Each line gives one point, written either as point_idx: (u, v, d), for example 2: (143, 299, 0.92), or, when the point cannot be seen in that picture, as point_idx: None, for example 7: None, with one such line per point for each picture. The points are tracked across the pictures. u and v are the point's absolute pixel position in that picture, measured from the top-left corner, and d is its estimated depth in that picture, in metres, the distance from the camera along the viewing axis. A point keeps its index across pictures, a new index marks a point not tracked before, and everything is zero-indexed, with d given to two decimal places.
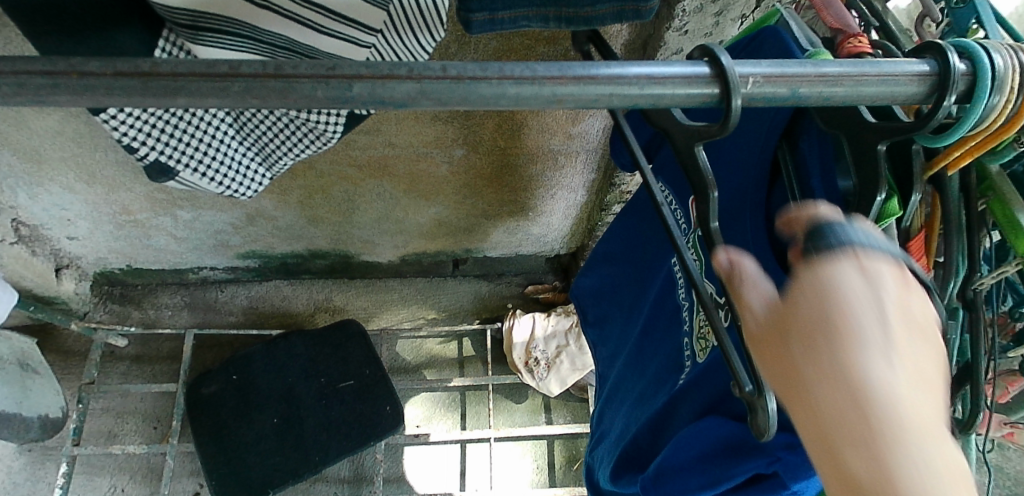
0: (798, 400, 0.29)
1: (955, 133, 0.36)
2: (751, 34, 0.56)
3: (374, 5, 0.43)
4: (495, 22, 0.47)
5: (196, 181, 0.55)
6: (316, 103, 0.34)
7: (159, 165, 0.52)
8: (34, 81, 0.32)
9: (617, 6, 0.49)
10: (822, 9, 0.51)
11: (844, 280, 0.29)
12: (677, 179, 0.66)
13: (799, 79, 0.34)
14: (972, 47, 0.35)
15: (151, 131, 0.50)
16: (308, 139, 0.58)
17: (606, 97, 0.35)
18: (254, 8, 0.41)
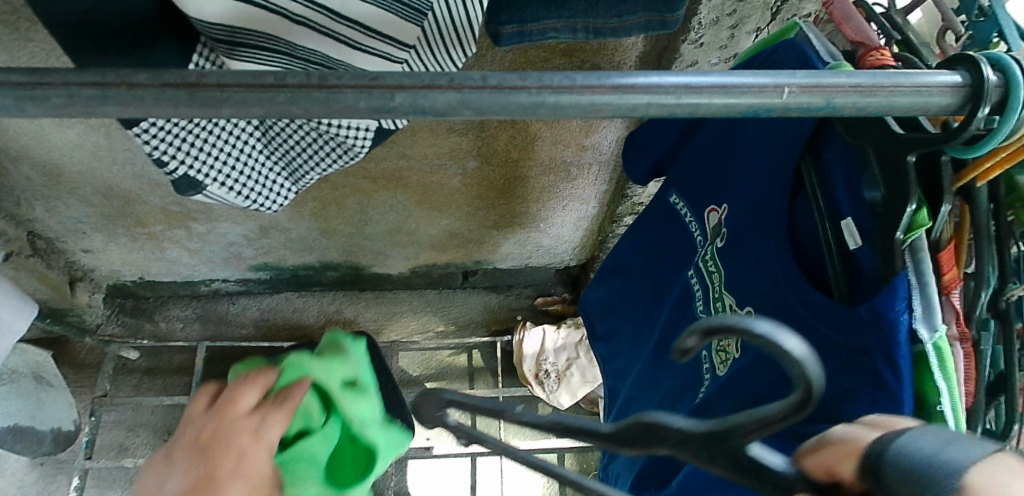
0: None
1: (986, 144, 0.36)
2: (771, 47, 0.57)
3: (410, 19, 0.44)
4: (523, 34, 0.49)
5: (223, 195, 0.55)
6: (358, 113, 0.34)
7: (187, 180, 0.52)
8: (84, 93, 0.32)
9: (644, 17, 0.50)
10: (842, 22, 0.51)
11: None
12: (692, 190, 0.66)
13: (833, 89, 0.34)
14: (1003, 59, 0.35)
15: (182, 145, 0.50)
16: (336, 153, 0.58)
17: (643, 107, 0.35)
18: (290, 24, 0.41)
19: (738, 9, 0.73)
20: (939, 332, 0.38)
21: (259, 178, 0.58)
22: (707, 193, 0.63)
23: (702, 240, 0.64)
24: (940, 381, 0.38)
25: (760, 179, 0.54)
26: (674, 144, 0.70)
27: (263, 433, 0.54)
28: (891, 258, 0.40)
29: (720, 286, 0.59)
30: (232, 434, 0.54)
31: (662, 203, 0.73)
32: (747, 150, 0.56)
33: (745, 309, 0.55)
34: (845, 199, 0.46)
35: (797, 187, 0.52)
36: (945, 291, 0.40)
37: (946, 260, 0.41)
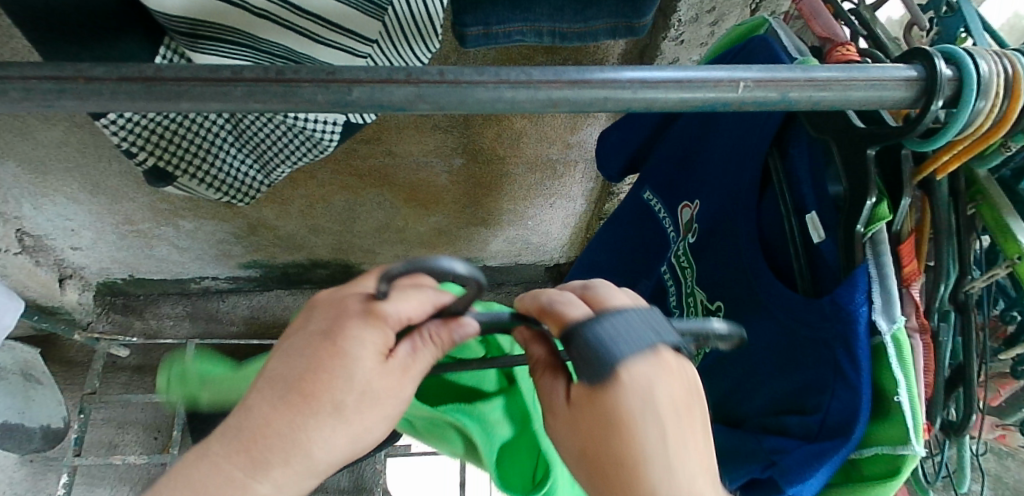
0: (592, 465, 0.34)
1: (941, 138, 0.36)
2: (741, 44, 0.58)
3: (371, 15, 0.45)
4: (488, 36, 0.50)
5: (195, 186, 0.57)
6: (317, 107, 0.35)
7: (158, 171, 0.53)
8: (42, 87, 0.33)
9: (612, 23, 0.52)
10: (810, 18, 0.52)
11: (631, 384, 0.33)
12: (665, 186, 0.67)
13: (788, 84, 0.35)
14: (957, 53, 0.35)
15: (151, 136, 0.51)
16: (305, 148, 0.58)
17: (600, 101, 0.35)
18: (253, 17, 0.42)
19: (716, 6, 0.74)
20: (897, 324, 0.38)
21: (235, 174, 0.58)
22: (680, 189, 0.64)
23: (675, 236, 0.65)
24: (897, 372, 0.38)
25: (728, 175, 0.54)
26: (646, 138, 0.70)
27: (377, 308, 0.35)
28: (852, 251, 0.40)
29: (692, 282, 0.60)
30: (345, 306, 0.36)
31: (634, 199, 0.73)
32: (716, 145, 0.57)
33: (714, 304, 0.56)
34: (809, 194, 0.46)
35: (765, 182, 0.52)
36: (904, 283, 0.40)
37: (906, 253, 0.41)
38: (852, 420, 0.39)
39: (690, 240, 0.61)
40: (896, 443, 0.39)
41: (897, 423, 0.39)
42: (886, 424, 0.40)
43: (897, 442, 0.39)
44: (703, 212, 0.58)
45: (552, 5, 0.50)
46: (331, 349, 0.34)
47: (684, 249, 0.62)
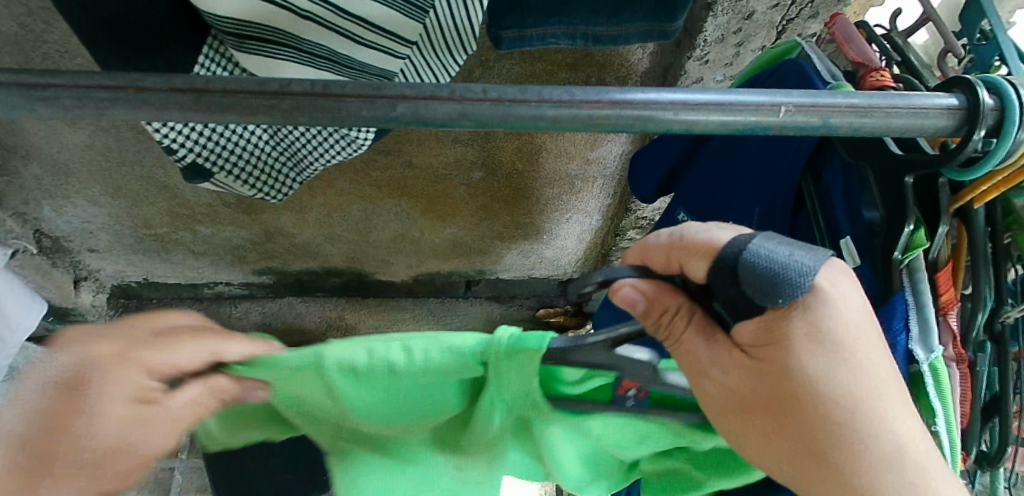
0: (788, 388, 0.34)
1: (982, 166, 0.37)
2: (773, 66, 0.59)
3: (412, 18, 0.45)
4: (523, 38, 0.53)
5: (231, 183, 0.57)
6: (361, 121, 0.35)
7: (196, 168, 0.53)
8: (93, 95, 0.33)
9: (646, 26, 0.54)
10: (844, 44, 0.53)
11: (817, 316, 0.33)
12: (694, 199, 0.67)
13: (830, 109, 0.35)
14: (1000, 83, 0.36)
15: (192, 135, 0.52)
16: (340, 144, 0.59)
17: (642, 122, 0.36)
18: (299, 20, 0.43)
19: (743, 26, 0.74)
20: (935, 354, 0.39)
21: (267, 171, 0.59)
22: (709, 208, 0.65)
23: None
24: (936, 402, 0.39)
25: (763, 196, 0.56)
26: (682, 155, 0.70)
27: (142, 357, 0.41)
28: (890, 278, 0.41)
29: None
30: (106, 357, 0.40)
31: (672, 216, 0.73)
32: (746, 166, 0.58)
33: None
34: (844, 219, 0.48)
35: (799, 203, 0.54)
36: (940, 311, 0.42)
37: (943, 282, 0.42)
38: None
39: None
40: None
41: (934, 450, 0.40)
42: None
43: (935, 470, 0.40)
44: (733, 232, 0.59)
45: (591, 8, 0.51)
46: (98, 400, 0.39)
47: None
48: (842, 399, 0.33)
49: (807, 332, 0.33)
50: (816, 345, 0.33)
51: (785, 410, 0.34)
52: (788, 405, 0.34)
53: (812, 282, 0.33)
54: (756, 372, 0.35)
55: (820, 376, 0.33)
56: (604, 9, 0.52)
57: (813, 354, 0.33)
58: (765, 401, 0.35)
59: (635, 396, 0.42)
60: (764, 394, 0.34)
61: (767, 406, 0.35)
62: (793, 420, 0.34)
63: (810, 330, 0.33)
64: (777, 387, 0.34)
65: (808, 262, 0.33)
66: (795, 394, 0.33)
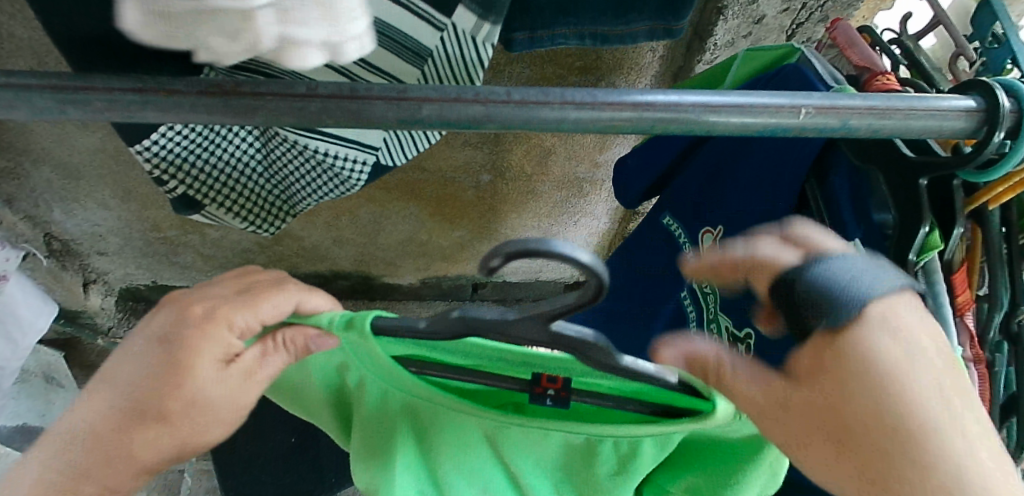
0: (834, 404, 0.32)
1: (999, 168, 0.37)
2: (773, 70, 0.59)
3: (410, 64, 0.46)
4: (534, 40, 0.53)
5: (221, 215, 0.58)
6: (387, 123, 0.36)
7: (186, 198, 0.55)
8: (124, 98, 0.34)
9: (649, 25, 0.54)
10: (848, 48, 0.54)
11: (868, 333, 0.32)
12: (688, 206, 0.68)
13: (849, 111, 0.35)
14: (1016, 85, 0.36)
15: (183, 166, 0.52)
16: (332, 185, 0.58)
17: (662, 124, 0.36)
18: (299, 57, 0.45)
19: (753, 30, 0.75)
20: (955, 354, 0.40)
21: (258, 200, 0.60)
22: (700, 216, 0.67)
23: None
24: None
25: (760, 202, 0.57)
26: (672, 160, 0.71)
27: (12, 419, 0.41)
28: (905, 280, 0.42)
29: (714, 309, 0.64)
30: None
31: (655, 222, 0.77)
32: (742, 174, 0.59)
33: (743, 332, 0.60)
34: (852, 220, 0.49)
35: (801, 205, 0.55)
36: (957, 312, 0.42)
37: (958, 283, 0.42)
38: None
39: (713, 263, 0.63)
40: None
41: None
42: None
43: None
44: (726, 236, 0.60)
45: (596, 10, 0.52)
46: (188, 393, 0.42)
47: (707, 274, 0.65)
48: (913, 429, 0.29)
49: (857, 347, 0.32)
50: (868, 363, 0.32)
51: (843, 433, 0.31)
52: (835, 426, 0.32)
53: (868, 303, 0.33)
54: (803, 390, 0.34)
55: (875, 394, 0.31)
56: (609, 9, 0.52)
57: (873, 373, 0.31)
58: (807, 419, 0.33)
59: (553, 395, 0.45)
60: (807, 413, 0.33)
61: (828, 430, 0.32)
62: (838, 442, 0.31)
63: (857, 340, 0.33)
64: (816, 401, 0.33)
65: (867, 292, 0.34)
66: (866, 415, 0.31)
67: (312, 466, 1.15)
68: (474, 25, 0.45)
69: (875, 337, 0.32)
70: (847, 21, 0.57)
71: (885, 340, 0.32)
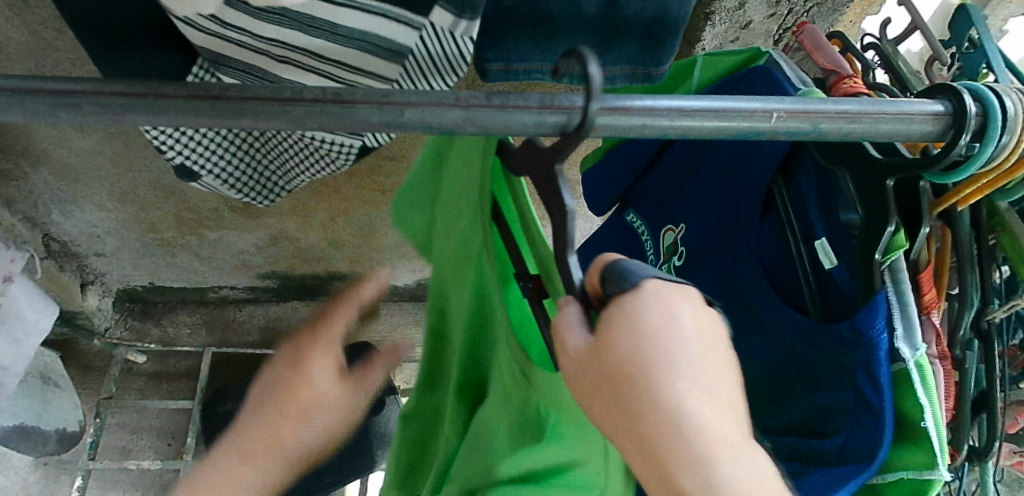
0: (606, 368, 0.35)
1: (965, 170, 0.38)
2: (744, 70, 0.60)
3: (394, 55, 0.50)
4: (509, 72, 0.55)
5: (217, 183, 0.64)
6: (370, 127, 0.37)
7: (186, 169, 0.61)
8: (115, 101, 0.35)
9: (629, 69, 0.56)
10: (815, 51, 0.56)
11: (647, 306, 0.34)
12: (651, 210, 0.72)
13: (820, 115, 0.37)
14: (981, 90, 0.37)
15: (184, 141, 0.59)
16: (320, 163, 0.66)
17: (639, 128, 0.37)
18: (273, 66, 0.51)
19: (741, 36, 0.76)
20: (919, 351, 0.41)
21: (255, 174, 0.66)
22: (665, 212, 0.69)
23: (656, 258, 0.71)
24: (922, 396, 0.41)
25: (725, 200, 0.58)
26: (637, 177, 0.73)
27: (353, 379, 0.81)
28: (872, 279, 0.43)
29: None
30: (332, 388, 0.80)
31: (621, 221, 0.78)
32: (707, 174, 0.61)
33: None
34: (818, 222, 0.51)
35: (766, 206, 0.56)
36: (923, 310, 0.43)
37: (926, 283, 0.43)
38: (874, 446, 0.43)
39: (676, 261, 0.66)
40: (924, 468, 0.42)
41: (924, 449, 0.42)
42: (913, 449, 0.43)
43: (923, 466, 0.42)
44: (693, 234, 0.63)
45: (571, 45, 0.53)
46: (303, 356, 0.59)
47: (669, 270, 0.67)
48: (667, 393, 0.33)
49: (636, 315, 0.34)
50: (636, 330, 0.34)
51: (613, 385, 0.35)
52: (609, 381, 0.35)
53: (651, 280, 0.35)
54: (592, 361, 0.36)
55: (637, 358, 0.34)
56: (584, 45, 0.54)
57: (633, 341, 0.34)
58: (591, 379, 0.36)
59: None
60: (594, 378, 0.36)
61: (594, 380, 0.36)
62: (612, 394, 0.35)
63: (632, 310, 0.34)
64: (596, 371, 0.36)
65: (653, 274, 0.36)
66: (619, 373, 0.34)
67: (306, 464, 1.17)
68: (451, 22, 0.46)
69: (650, 312, 0.34)
70: (814, 26, 0.58)
71: (666, 318, 0.34)
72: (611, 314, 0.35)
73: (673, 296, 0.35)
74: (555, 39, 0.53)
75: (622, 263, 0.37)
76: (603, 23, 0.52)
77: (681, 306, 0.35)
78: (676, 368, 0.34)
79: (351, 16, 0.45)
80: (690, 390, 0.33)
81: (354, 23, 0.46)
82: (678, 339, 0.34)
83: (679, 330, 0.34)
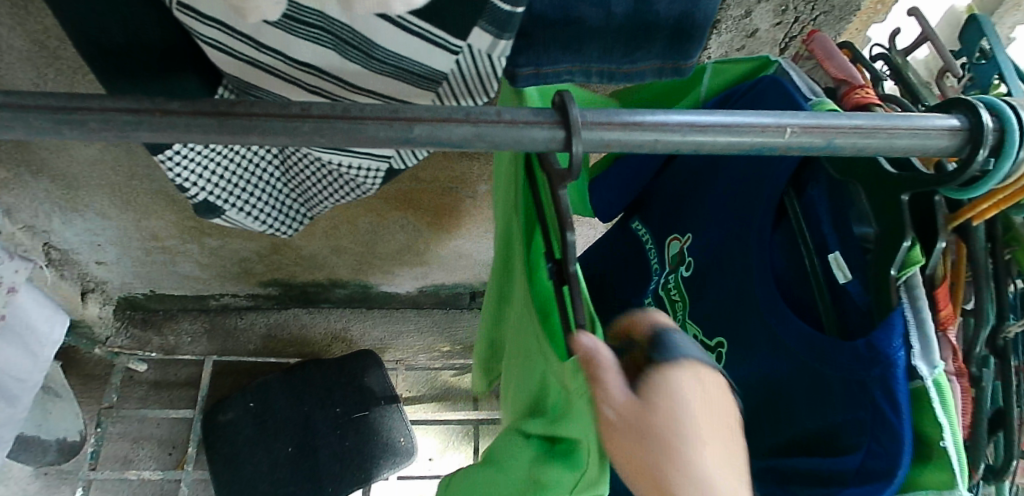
0: (636, 431, 0.36)
1: (982, 185, 0.38)
2: (752, 81, 0.61)
3: (422, 78, 0.47)
4: (539, 76, 0.47)
5: (240, 218, 0.63)
6: (378, 143, 0.36)
7: (207, 204, 0.59)
8: (120, 118, 0.34)
9: (662, 70, 0.51)
10: (825, 61, 0.55)
11: (684, 380, 0.35)
12: (657, 219, 0.72)
13: (834, 130, 0.36)
14: (998, 104, 0.37)
15: (204, 174, 0.56)
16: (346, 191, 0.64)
17: (651, 143, 0.37)
18: (304, 93, 0.50)
19: (747, 44, 0.76)
20: (938, 369, 0.41)
21: (271, 201, 0.65)
22: (670, 222, 0.69)
23: (659, 268, 0.71)
24: (941, 416, 0.41)
25: (735, 212, 0.58)
26: (644, 183, 0.74)
27: None
28: (888, 295, 0.42)
29: (682, 316, 0.66)
30: None
31: (626, 230, 0.79)
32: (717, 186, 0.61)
33: (715, 341, 0.61)
34: (831, 234, 0.51)
35: (778, 218, 0.56)
36: (940, 326, 0.43)
37: (941, 297, 0.43)
38: (893, 466, 0.43)
39: (682, 272, 0.66)
40: (944, 487, 0.42)
41: (942, 467, 0.42)
42: (930, 468, 0.43)
43: (942, 485, 0.42)
44: (701, 245, 0.63)
45: (604, 45, 0.44)
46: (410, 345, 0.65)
47: (676, 281, 0.67)
48: (692, 463, 0.34)
49: (673, 388, 0.35)
50: (670, 399, 0.35)
51: (641, 447, 0.35)
52: (638, 441, 0.36)
53: (692, 359, 0.36)
54: (622, 418, 0.37)
55: (666, 423, 0.35)
56: (621, 45, 0.45)
57: (665, 408, 0.35)
58: (618, 435, 0.37)
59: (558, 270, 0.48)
60: (623, 437, 0.37)
61: (620, 438, 0.37)
62: (640, 454, 0.36)
63: (670, 381, 0.35)
64: (623, 430, 0.37)
65: (693, 353, 0.37)
66: (647, 434, 0.35)
67: (307, 474, 1.16)
68: (489, 44, 0.42)
69: (686, 386, 0.35)
70: (823, 34, 0.58)
71: (699, 393, 0.35)
72: (651, 381, 0.36)
73: (707, 374, 0.36)
74: (587, 42, 0.44)
75: (665, 335, 0.38)
76: (643, 23, 0.43)
77: (715, 388, 0.36)
78: (703, 444, 0.34)
79: (392, 37, 0.42)
80: (716, 469, 0.34)
81: (391, 46, 0.43)
82: (714, 419, 0.35)
83: (713, 412, 0.35)
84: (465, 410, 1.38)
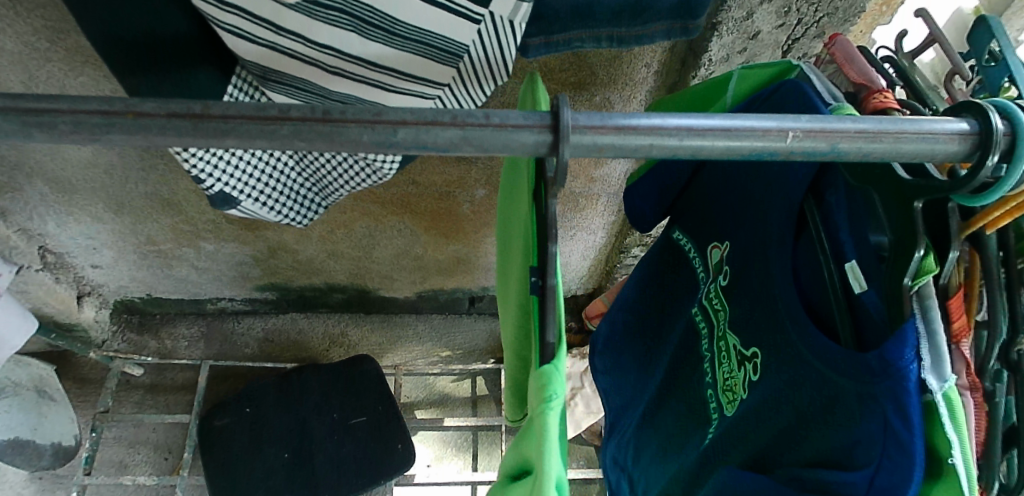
0: None
1: (993, 193, 0.36)
2: (772, 85, 0.58)
3: (443, 64, 0.48)
4: (550, 46, 0.51)
5: (257, 209, 0.62)
6: (361, 147, 0.35)
7: (224, 195, 0.58)
8: (91, 120, 0.33)
9: (666, 26, 0.53)
10: (844, 64, 0.54)
11: None
12: (697, 229, 0.71)
13: (838, 134, 0.34)
14: (1009, 107, 0.35)
15: (220, 165, 0.56)
16: (365, 173, 0.66)
17: (647, 147, 0.35)
18: (328, 74, 0.49)
19: (749, 47, 0.74)
20: (947, 382, 0.39)
21: (291, 193, 0.64)
22: (708, 230, 0.68)
23: (704, 277, 0.69)
24: (950, 431, 0.39)
25: (763, 221, 0.57)
26: (683, 189, 0.74)
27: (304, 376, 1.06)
28: (901, 306, 0.40)
29: (724, 326, 0.63)
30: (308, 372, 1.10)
31: (670, 242, 0.78)
32: (749, 195, 0.60)
33: (750, 351, 0.58)
34: (849, 242, 0.49)
35: (800, 228, 0.54)
36: (953, 339, 0.41)
37: (954, 310, 0.41)
38: (905, 483, 0.41)
39: (721, 280, 0.65)
40: None
41: (953, 483, 0.40)
42: (941, 483, 0.41)
43: None
44: (736, 253, 0.62)
45: (613, 13, 0.50)
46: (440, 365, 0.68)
47: (715, 290, 0.66)
48: None
49: None
50: None
51: None
52: None
53: None
54: None
55: None
56: (626, 12, 0.50)
57: None
58: None
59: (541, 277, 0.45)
60: None
61: None
62: None
63: None
64: None
65: None
66: None
67: (299, 481, 1.14)
68: (512, 9, 0.42)
69: None
70: (845, 37, 0.56)
71: None
72: None
73: None
74: (595, 9, 0.49)
75: None
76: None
77: None
78: None
79: (418, 13, 0.42)
80: None
81: (419, 20, 0.42)
82: None
83: None
84: (463, 416, 1.36)
